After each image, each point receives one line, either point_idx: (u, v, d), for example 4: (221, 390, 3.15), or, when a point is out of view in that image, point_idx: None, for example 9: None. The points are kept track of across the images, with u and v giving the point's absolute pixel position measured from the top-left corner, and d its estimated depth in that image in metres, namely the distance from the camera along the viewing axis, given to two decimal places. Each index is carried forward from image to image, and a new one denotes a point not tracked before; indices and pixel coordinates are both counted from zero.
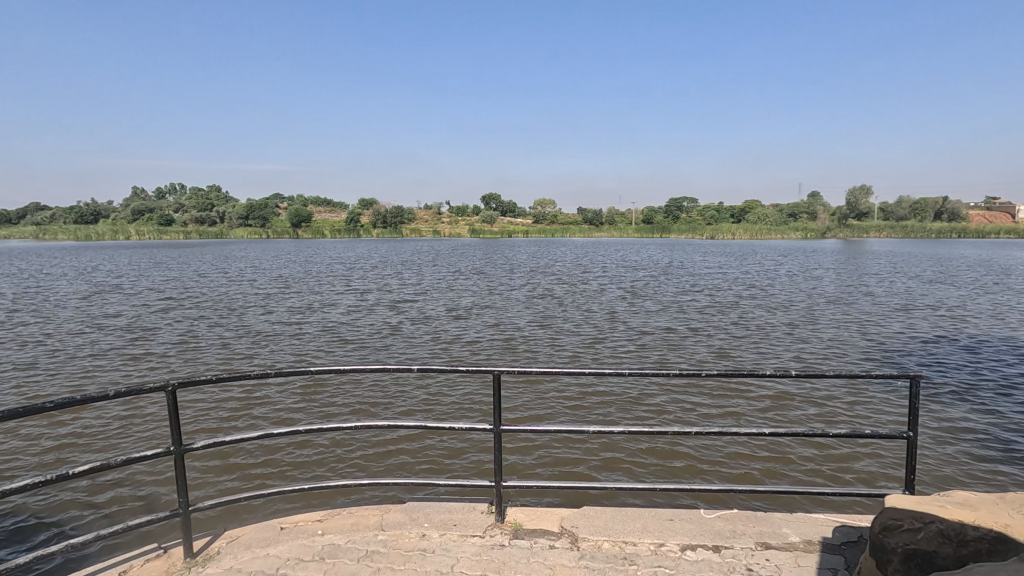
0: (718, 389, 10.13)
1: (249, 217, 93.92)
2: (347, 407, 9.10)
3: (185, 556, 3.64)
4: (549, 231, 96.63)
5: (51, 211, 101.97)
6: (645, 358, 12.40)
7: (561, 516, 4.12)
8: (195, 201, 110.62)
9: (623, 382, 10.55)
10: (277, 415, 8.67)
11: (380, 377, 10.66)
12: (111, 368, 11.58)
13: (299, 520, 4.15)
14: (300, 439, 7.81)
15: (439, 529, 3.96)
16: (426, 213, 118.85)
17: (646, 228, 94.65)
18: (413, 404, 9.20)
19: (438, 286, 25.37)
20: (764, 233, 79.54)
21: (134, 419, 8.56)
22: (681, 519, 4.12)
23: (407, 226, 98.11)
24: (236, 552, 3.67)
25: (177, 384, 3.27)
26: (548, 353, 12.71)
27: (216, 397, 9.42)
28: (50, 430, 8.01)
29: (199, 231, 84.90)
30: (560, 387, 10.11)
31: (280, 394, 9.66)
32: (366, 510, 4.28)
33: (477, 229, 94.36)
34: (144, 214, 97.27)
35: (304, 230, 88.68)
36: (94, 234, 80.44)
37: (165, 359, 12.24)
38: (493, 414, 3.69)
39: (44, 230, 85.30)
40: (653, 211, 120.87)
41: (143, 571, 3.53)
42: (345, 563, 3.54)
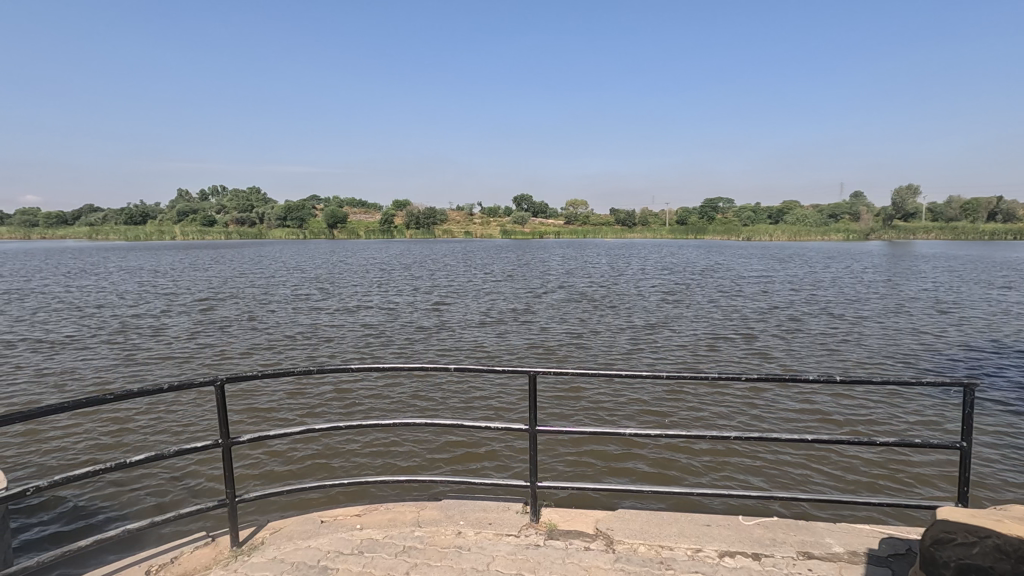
0: (755, 394, 9.91)
1: (288, 218, 96.68)
2: (381, 404, 9.27)
3: (231, 545, 3.77)
4: (581, 232, 96.23)
5: (104, 212, 107.27)
6: (679, 361, 12.22)
7: (596, 518, 4.10)
8: (236, 201, 115.06)
9: (657, 384, 10.43)
10: (315, 411, 8.90)
11: (414, 375, 10.83)
12: (160, 363, 12.10)
13: (338, 514, 4.25)
14: (336, 436, 7.97)
15: (474, 526, 4.00)
16: (459, 214, 120.06)
17: (680, 228, 93.31)
18: (446, 403, 9.29)
19: (470, 286, 25.57)
20: (803, 234, 77.44)
21: (181, 412, 8.92)
22: (718, 525, 4.04)
23: (440, 227, 99.18)
24: (279, 543, 3.79)
25: (226, 379, 3.36)
26: (580, 355, 12.68)
27: (258, 392, 9.73)
28: (104, 422, 8.44)
29: (240, 232, 87.76)
30: (592, 389, 10.07)
31: (318, 390, 9.91)
32: (403, 506, 4.35)
33: (509, 230, 94.77)
34: (190, 215, 101.34)
35: (340, 230, 90.63)
36: (144, 234, 84.21)
37: (209, 356, 12.71)
38: (529, 414, 3.66)
39: (98, 230, 89.80)
40: (687, 211, 119.00)
41: (193, 558, 3.68)
42: (383, 557, 3.61)
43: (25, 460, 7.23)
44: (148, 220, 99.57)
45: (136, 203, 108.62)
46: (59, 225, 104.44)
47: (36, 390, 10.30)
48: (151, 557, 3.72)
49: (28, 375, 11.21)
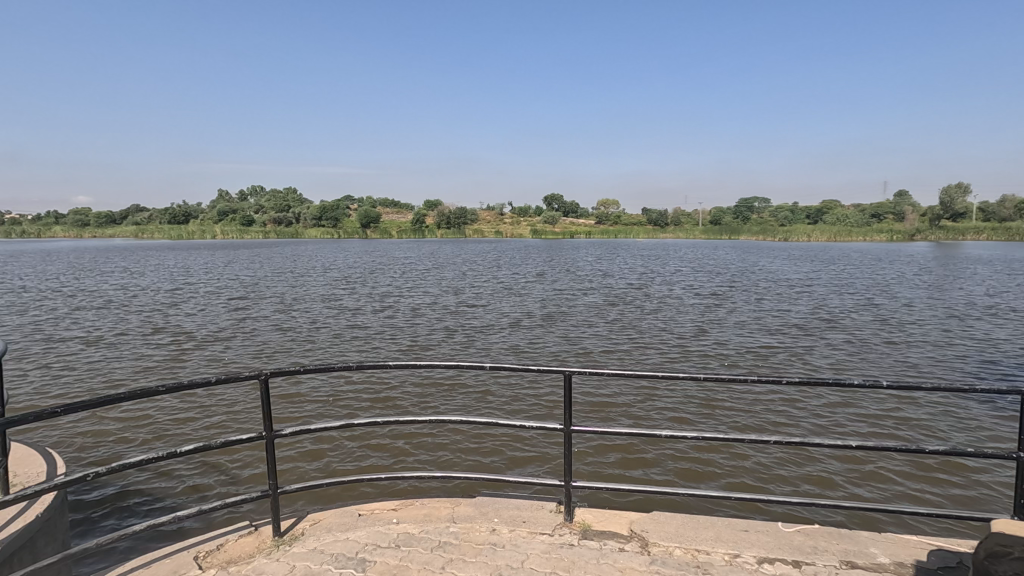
0: (794, 398, 9.65)
1: (323, 218, 98.87)
2: (415, 401, 9.40)
3: (274, 535, 3.88)
4: (612, 232, 95.39)
5: (150, 212, 111.68)
6: (713, 364, 12.03)
7: (630, 519, 4.07)
8: (273, 202, 118.32)
9: (691, 387, 10.27)
10: (350, 406, 9.08)
11: (447, 373, 10.93)
12: (203, 358, 12.55)
13: (375, 508, 4.32)
14: (370, 432, 8.10)
15: (508, 524, 4.02)
16: (490, 213, 120.51)
17: (714, 228, 91.56)
18: (478, 402, 9.35)
19: (502, 286, 25.67)
20: (843, 235, 75.14)
21: (223, 405, 9.24)
22: (757, 531, 3.96)
23: (470, 227, 99.79)
24: (318, 535, 3.89)
25: (269, 373, 3.43)
26: (612, 356, 12.61)
27: (295, 387, 9.99)
28: (152, 414, 8.80)
29: (278, 231, 90.15)
30: (625, 390, 10.00)
31: (353, 386, 10.12)
32: (438, 501, 4.41)
33: (539, 230, 94.66)
34: (230, 215, 104.60)
35: (373, 230, 92.13)
36: (186, 234, 87.26)
37: (249, 352, 13.10)
38: (564, 414, 3.64)
39: (144, 230, 93.49)
40: (722, 211, 116.54)
41: (237, 547, 3.79)
42: (419, 552, 3.67)
43: (79, 448, 7.58)
44: (191, 220, 103.24)
45: (179, 203, 112.69)
46: (108, 224, 109.14)
47: (89, 382, 10.82)
48: (198, 543, 3.85)
49: (81, 368, 11.77)
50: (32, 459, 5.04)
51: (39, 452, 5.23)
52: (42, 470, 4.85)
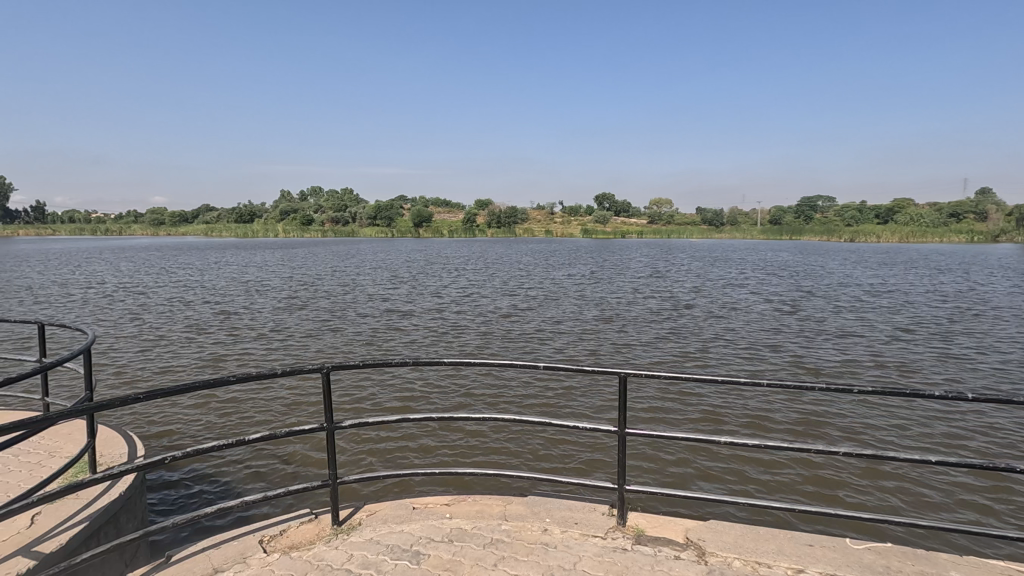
0: (864, 409, 9.14)
1: (377, 217, 101.72)
2: (466, 398, 9.55)
3: (333, 524, 4.01)
4: (666, 232, 93.25)
5: (219, 211, 118.08)
6: (772, 370, 11.61)
7: (686, 527, 3.96)
8: (331, 201, 122.99)
9: (750, 393, 9.92)
10: (404, 401, 9.31)
11: (499, 372, 11.03)
12: (267, 351, 13.14)
13: (429, 501, 4.40)
14: (424, 427, 8.25)
15: (560, 525, 4.00)
16: (540, 212, 120.44)
17: (774, 228, 87.95)
18: (530, 402, 9.35)
19: (553, 286, 25.62)
20: (917, 236, 70.67)
21: (286, 396, 9.66)
22: (822, 546, 3.77)
23: (521, 227, 100.02)
24: (375, 526, 3.99)
25: (331, 366, 3.51)
26: (666, 360, 12.37)
27: (352, 381, 10.32)
28: (220, 403, 9.30)
29: (335, 230, 93.31)
30: (679, 395, 9.79)
31: (407, 381, 10.36)
32: (491, 498, 4.43)
33: (590, 229, 93.85)
34: (291, 215, 109.17)
35: (425, 229, 93.86)
36: (251, 233, 91.68)
37: (309, 346, 13.60)
38: (618, 416, 3.55)
39: (213, 228, 98.85)
40: (782, 211, 111.90)
41: (298, 533, 3.93)
42: (472, 547, 3.71)
43: (155, 433, 8.09)
44: (256, 220, 108.34)
45: (244, 203, 118.41)
46: (181, 224, 116.01)
47: (165, 371, 11.55)
48: (262, 528, 4.01)
49: (158, 358, 12.58)
50: (117, 441, 5.43)
51: (121, 434, 5.62)
52: (124, 451, 5.22)
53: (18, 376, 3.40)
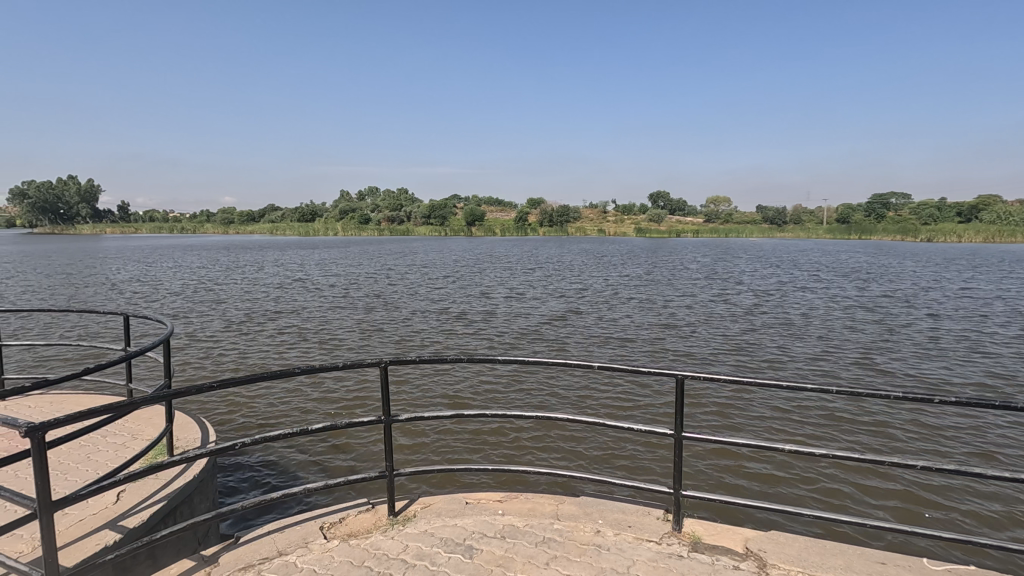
0: (940, 420, 8.55)
1: (431, 216, 103.77)
2: (517, 396, 9.60)
3: (388, 514, 4.12)
4: (723, 231, 90.21)
5: (283, 211, 123.68)
6: (836, 377, 11.05)
7: (746, 537, 3.81)
8: (387, 201, 126.36)
9: (813, 400, 9.46)
10: (456, 397, 9.47)
11: (551, 371, 11.03)
12: (327, 345, 13.65)
13: (481, 497, 4.44)
14: (476, 423, 8.36)
15: (614, 527, 3.95)
16: (593, 211, 119.15)
17: (842, 228, 83.34)
18: (581, 403, 9.29)
19: (605, 286, 25.34)
20: (1004, 236, 65.20)
21: (344, 389, 10.03)
22: (896, 565, 3.54)
23: (573, 225, 99.34)
24: (429, 518, 4.07)
25: (388, 362, 3.57)
26: (722, 363, 12.02)
27: (407, 376, 10.59)
28: (283, 394, 9.75)
29: (391, 229, 95.74)
30: (736, 400, 9.48)
31: (460, 378, 10.53)
32: (543, 496, 4.42)
33: (644, 228, 92.05)
34: (350, 214, 112.87)
35: (477, 228, 94.78)
36: (312, 231, 95.44)
37: (366, 341, 14.02)
38: (675, 420, 3.45)
39: (277, 226, 103.54)
40: (850, 209, 105.78)
41: (356, 522, 4.06)
42: (524, 545, 3.71)
43: (225, 420, 8.57)
44: (317, 219, 112.75)
45: (306, 203, 123.49)
46: (249, 223, 122.41)
47: (234, 362, 12.22)
48: (323, 515, 4.16)
49: (228, 349, 13.31)
50: (190, 427, 5.79)
51: (194, 420, 5.98)
52: (197, 436, 5.55)
53: (106, 364, 3.67)
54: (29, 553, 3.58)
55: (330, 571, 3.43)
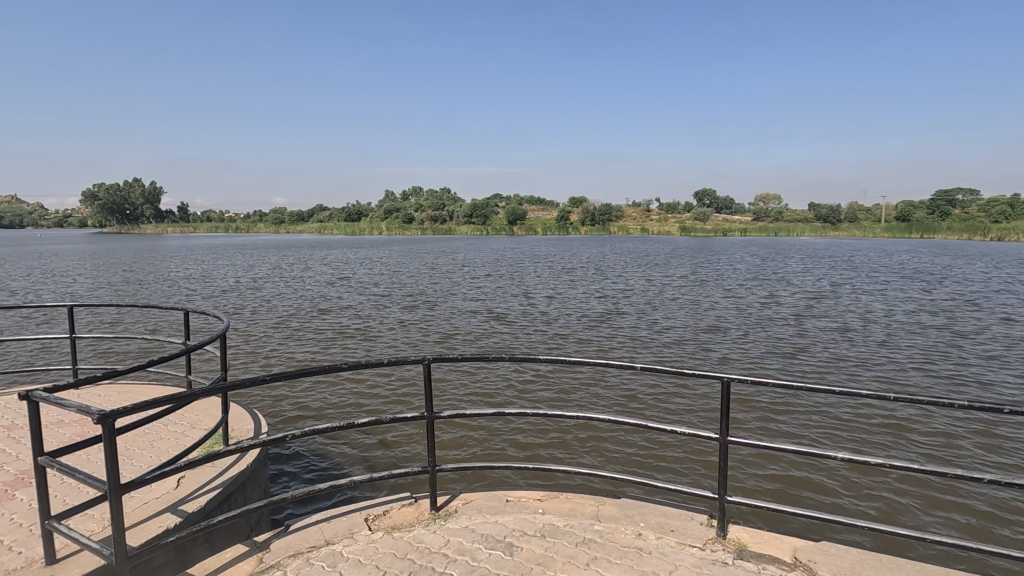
0: (1010, 431, 8.03)
1: (473, 215, 104.73)
2: (558, 396, 9.59)
3: (430, 509, 4.19)
4: (772, 230, 87.21)
5: (330, 211, 127.38)
6: (894, 383, 10.53)
7: (795, 546, 3.69)
8: (430, 201, 128.18)
9: (868, 407, 9.05)
10: (498, 395, 9.54)
11: (592, 371, 10.97)
12: (372, 342, 14.00)
13: (522, 495, 4.46)
14: (517, 421, 8.41)
15: (655, 531, 3.89)
16: (636, 210, 117.35)
17: (901, 226, 79.15)
18: (623, 404, 9.19)
19: (648, 286, 24.95)
20: None
21: (389, 384, 10.26)
22: None
23: (615, 224, 98.17)
24: (470, 514, 4.12)
25: (431, 360, 3.64)
26: (771, 367, 11.65)
27: (450, 373, 10.74)
28: (331, 388, 10.07)
29: (433, 228, 97.13)
30: (785, 405, 9.17)
31: (501, 376, 10.61)
32: (584, 497, 4.40)
33: (689, 227, 90.07)
34: (394, 214, 115.16)
35: (519, 227, 94.94)
36: (357, 230, 97.89)
37: (410, 339, 14.30)
38: (720, 424, 3.37)
39: (324, 226, 106.72)
40: (911, 207, 100.34)
41: (399, 515, 4.15)
42: (565, 545, 3.71)
43: (275, 412, 8.93)
44: (362, 219, 115.60)
45: (353, 203, 126.76)
46: (298, 223, 126.65)
47: (285, 357, 12.70)
48: (368, 507, 4.28)
49: (279, 345, 13.83)
50: (244, 418, 6.06)
51: (247, 411, 6.26)
52: (250, 427, 5.80)
53: (168, 356, 3.89)
54: (100, 532, 3.82)
55: (375, 562, 3.53)
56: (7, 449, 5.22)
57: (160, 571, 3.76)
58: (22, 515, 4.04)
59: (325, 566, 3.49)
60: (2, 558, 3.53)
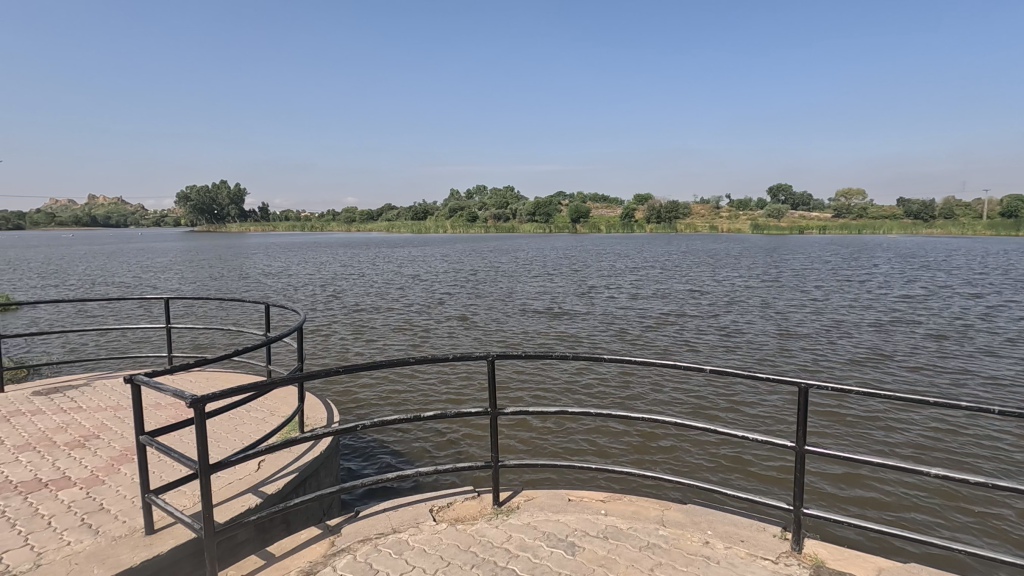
0: None
1: (536, 213, 105.05)
2: (622, 396, 9.45)
3: (493, 504, 4.24)
4: (856, 226, 81.64)
5: (398, 211, 131.75)
6: (996, 395, 9.61)
7: (878, 566, 3.44)
8: (494, 199, 129.55)
9: (965, 422, 8.31)
10: (560, 394, 9.53)
11: (658, 372, 10.72)
12: (437, 338, 14.35)
13: (584, 495, 4.42)
14: (578, 421, 8.37)
15: (724, 540, 3.75)
16: (704, 207, 113.38)
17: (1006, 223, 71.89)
18: (689, 407, 8.92)
19: (718, 286, 24.07)
20: None
21: (454, 379, 10.49)
22: None
23: (682, 221, 95.36)
24: (532, 511, 4.13)
25: (495, 357, 3.66)
26: (852, 374, 10.94)
27: (513, 370, 10.83)
28: (399, 381, 10.41)
29: (497, 226, 98.21)
30: (868, 415, 8.59)
31: (565, 375, 10.58)
32: (647, 500, 4.30)
33: (762, 225, 86.11)
34: (459, 212, 117.46)
35: (583, 225, 94.15)
36: (424, 228, 100.55)
37: (474, 336, 14.54)
38: (797, 432, 3.19)
39: (393, 224, 110.34)
40: (1018, 201, 91.01)
41: (462, 508, 4.22)
42: (628, 548, 3.64)
43: (346, 402, 9.35)
44: (429, 217, 118.61)
45: (419, 202, 130.37)
46: (368, 221, 131.69)
47: (356, 350, 13.27)
48: (433, 498, 4.38)
49: (351, 338, 14.45)
50: (317, 407, 6.37)
51: (321, 401, 6.57)
52: (324, 416, 6.09)
53: (252, 347, 4.14)
54: (191, 507, 4.15)
55: (439, 552, 3.61)
56: (113, 427, 5.77)
57: (243, 547, 4.03)
58: (126, 488, 4.45)
59: (392, 553, 3.61)
60: (110, 525, 3.91)
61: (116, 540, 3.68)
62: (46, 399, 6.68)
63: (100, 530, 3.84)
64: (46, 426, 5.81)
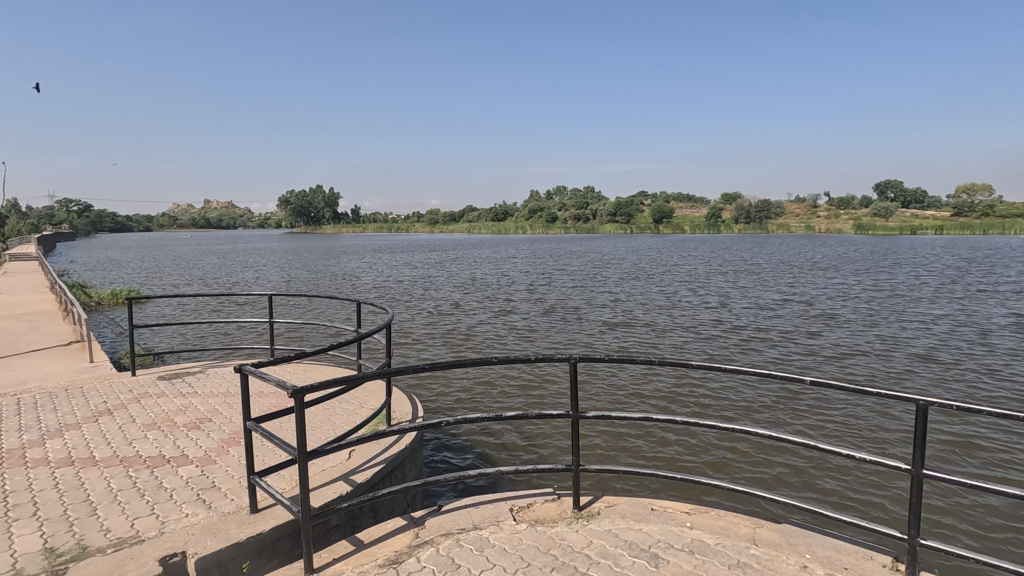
0: None
1: (616, 214, 103.74)
2: (709, 405, 9.09)
3: (573, 509, 4.19)
4: (978, 224, 73.35)
5: (479, 212, 135.25)
6: None
7: None
8: (573, 200, 129.27)
9: None
10: (643, 400, 9.32)
11: (748, 381, 10.21)
12: (519, 338, 14.54)
13: (669, 506, 4.26)
14: (661, 427, 8.13)
15: (825, 566, 3.46)
16: (798, 206, 106.56)
17: None
18: (783, 420, 8.39)
19: (816, 292, 22.54)
20: None
21: (534, 380, 10.56)
22: None
23: (774, 221, 90.23)
24: (614, 518, 4.04)
25: (577, 359, 3.58)
26: (973, 390, 9.88)
27: (594, 374, 10.72)
28: (480, 379, 10.64)
29: (577, 227, 97.98)
30: (991, 436, 7.70)
31: (647, 381, 10.35)
32: (738, 516, 4.07)
33: (865, 224, 79.57)
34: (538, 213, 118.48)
35: (665, 225, 91.81)
36: (504, 229, 102.39)
37: (555, 337, 14.60)
38: (914, 454, 2.88)
39: (474, 226, 113.14)
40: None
41: (541, 510, 4.20)
42: (716, 565, 3.46)
43: (429, 399, 9.67)
44: (509, 219, 120.76)
45: (499, 205, 133.01)
46: (451, 222, 136.08)
47: (441, 348, 13.72)
48: (514, 498, 4.40)
49: (437, 336, 14.99)
50: (403, 402, 6.62)
51: (407, 397, 6.81)
52: (410, 411, 6.32)
53: (345, 341, 4.31)
54: (291, 491, 4.45)
55: (519, 552, 3.62)
56: (224, 412, 6.31)
57: (335, 532, 4.28)
58: (234, 469, 4.85)
59: (473, 549, 3.66)
60: (221, 502, 4.27)
61: (225, 516, 4.01)
62: (168, 384, 7.42)
63: (213, 506, 4.20)
64: (168, 407, 6.47)
